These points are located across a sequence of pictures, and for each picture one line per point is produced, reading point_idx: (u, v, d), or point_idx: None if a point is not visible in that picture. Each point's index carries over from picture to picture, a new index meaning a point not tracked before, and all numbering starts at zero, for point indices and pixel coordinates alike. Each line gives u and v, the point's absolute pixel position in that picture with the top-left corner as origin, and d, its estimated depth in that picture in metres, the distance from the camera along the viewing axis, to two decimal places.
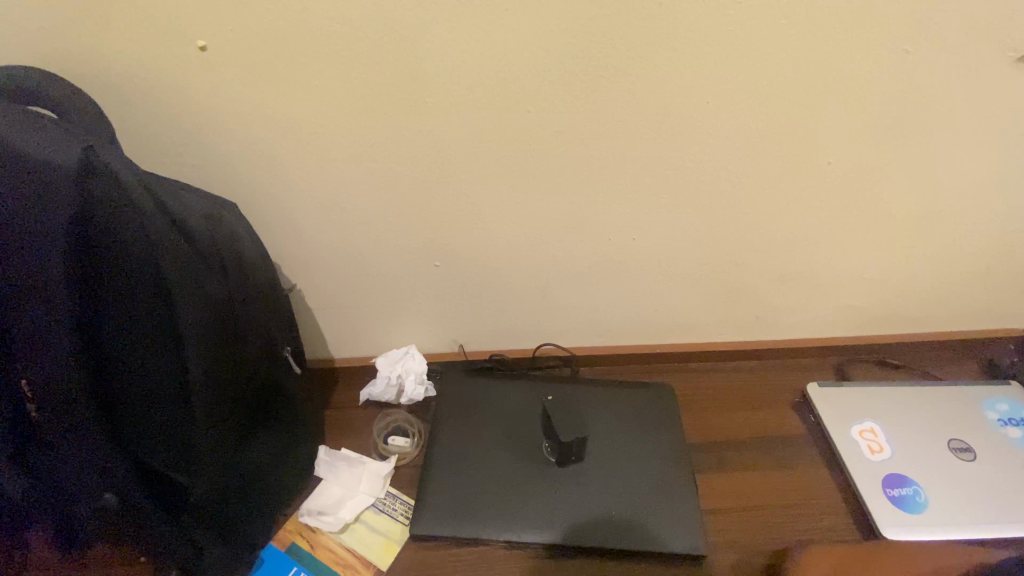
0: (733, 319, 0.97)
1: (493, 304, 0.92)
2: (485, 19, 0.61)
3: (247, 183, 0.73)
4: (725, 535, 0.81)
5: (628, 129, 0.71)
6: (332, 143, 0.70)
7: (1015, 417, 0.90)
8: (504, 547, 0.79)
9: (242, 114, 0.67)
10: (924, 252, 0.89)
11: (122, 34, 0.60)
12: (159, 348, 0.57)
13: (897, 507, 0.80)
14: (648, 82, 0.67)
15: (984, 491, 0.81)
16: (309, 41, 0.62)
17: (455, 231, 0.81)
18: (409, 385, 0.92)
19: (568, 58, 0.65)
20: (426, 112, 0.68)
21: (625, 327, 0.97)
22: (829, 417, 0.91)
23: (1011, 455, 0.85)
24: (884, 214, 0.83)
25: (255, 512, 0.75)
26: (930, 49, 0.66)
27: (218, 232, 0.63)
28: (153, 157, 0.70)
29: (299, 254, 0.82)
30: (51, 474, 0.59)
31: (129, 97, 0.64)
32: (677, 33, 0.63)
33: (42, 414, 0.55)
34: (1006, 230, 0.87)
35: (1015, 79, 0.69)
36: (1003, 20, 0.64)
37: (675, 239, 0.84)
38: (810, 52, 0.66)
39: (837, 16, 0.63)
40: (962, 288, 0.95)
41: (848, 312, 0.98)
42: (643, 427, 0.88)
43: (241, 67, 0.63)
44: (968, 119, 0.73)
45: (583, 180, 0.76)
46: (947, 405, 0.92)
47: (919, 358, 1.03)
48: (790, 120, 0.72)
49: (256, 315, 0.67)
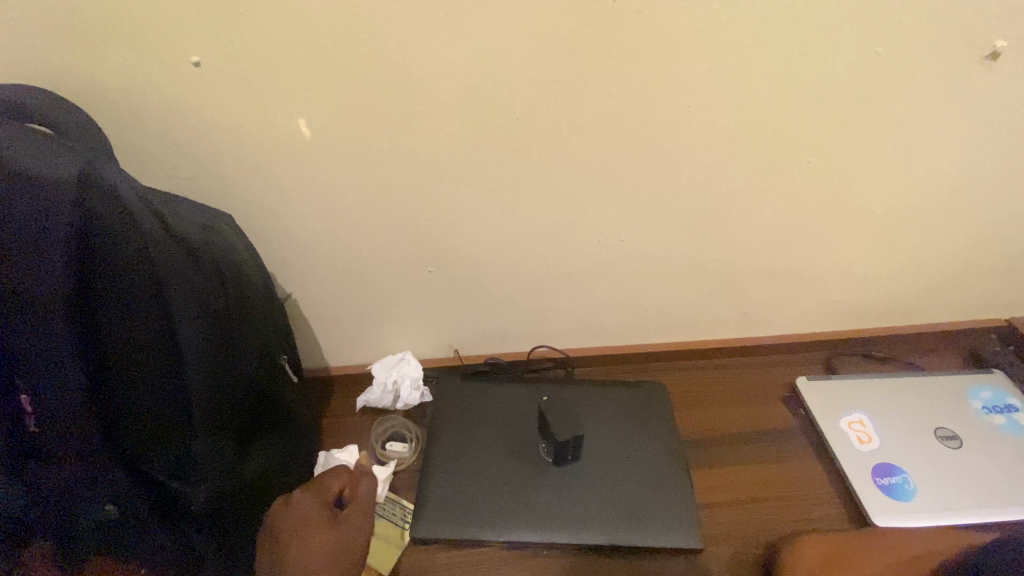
0: (722, 317, 0.99)
1: (486, 308, 0.93)
2: (470, 29, 0.63)
3: (241, 194, 0.74)
4: (720, 526, 0.82)
5: (614, 134, 0.73)
6: (325, 152, 0.71)
7: (1000, 404, 0.92)
8: (505, 549, 0.80)
9: (234, 127, 0.68)
10: (907, 246, 0.91)
11: (117, 52, 0.60)
12: (159, 357, 0.57)
13: (887, 495, 0.82)
14: (632, 87, 0.69)
15: (971, 478, 0.83)
16: (299, 53, 0.63)
17: (448, 236, 0.82)
18: (405, 390, 0.92)
19: (552, 65, 0.66)
20: (417, 119, 0.69)
21: (616, 328, 0.99)
22: (819, 408, 0.93)
23: (995, 441, 0.87)
24: (864, 209, 0.85)
25: (258, 519, 0.75)
26: (900, 53, 0.69)
27: (216, 243, 0.65)
28: (148, 171, 0.70)
29: (295, 263, 0.83)
30: (51, 489, 0.58)
31: (125, 113, 0.65)
32: (660, 41, 0.65)
33: (42, 426, 0.55)
34: (983, 221, 0.89)
35: (983, 76, 0.72)
36: (970, 22, 0.67)
37: (662, 239, 0.86)
38: (786, 55, 0.68)
39: (810, 21, 0.65)
40: (943, 280, 0.97)
41: (833, 307, 1.00)
42: (639, 426, 0.90)
43: (233, 81, 0.64)
44: (942, 116, 0.75)
45: (571, 184, 0.78)
46: (933, 394, 0.94)
47: (906, 350, 1.05)
48: (771, 120, 0.74)
49: (252, 322, 0.69)
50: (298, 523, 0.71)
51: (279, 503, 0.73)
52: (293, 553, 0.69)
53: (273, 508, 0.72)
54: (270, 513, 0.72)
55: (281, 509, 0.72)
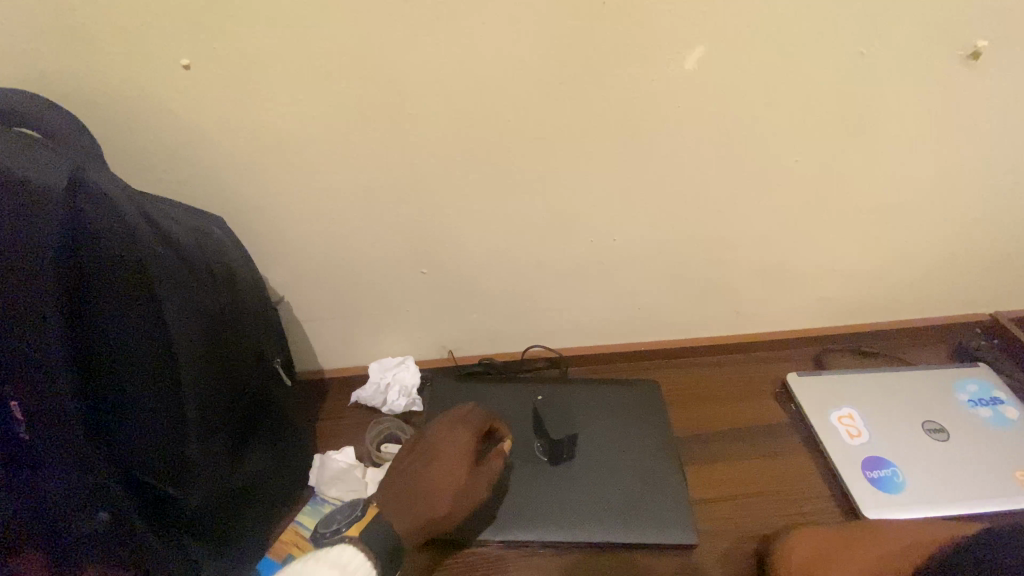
0: (713, 315, 1.00)
1: (479, 309, 0.93)
2: (462, 31, 0.63)
3: (233, 198, 0.74)
4: (716, 523, 0.83)
5: (605, 135, 0.73)
6: (316, 155, 0.71)
7: (985, 396, 0.94)
8: (499, 547, 0.79)
9: (225, 130, 0.67)
10: (893, 243, 0.93)
11: (105, 55, 0.60)
12: (151, 361, 0.56)
13: (877, 488, 0.83)
14: (622, 89, 0.69)
15: (959, 470, 0.85)
16: (290, 56, 0.63)
17: (439, 237, 0.82)
18: (392, 395, 0.94)
19: (543, 67, 0.67)
20: (408, 122, 0.69)
21: (609, 327, 0.99)
22: (810, 404, 0.94)
23: (981, 433, 0.89)
24: (851, 207, 0.86)
25: (252, 523, 0.74)
26: (884, 53, 0.70)
27: (206, 246, 0.64)
28: (138, 175, 0.70)
29: (287, 265, 0.83)
30: (40, 496, 0.58)
31: (114, 117, 0.65)
32: (650, 43, 0.66)
33: (31, 433, 0.54)
34: (967, 218, 0.90)
35: (966, 76, 0.73)
36: (951, 23, 0.69)
37: (653, 238, 0.86)
38: (773, 56, 0.69)
39: (796, 22, 0.67)
40: (929, 275, 0.99)
41: (821, 304, 1.01)
42: (633, 425, 0.91)
43: (223, 84, 0.64)
44: (926, 114, 0.77)
45: (563, 185, 0.78)
46: (920, 389, 0.95)
47: (893, 344, 1.07)
48: (760, 121, 0.75)
49: (244, 324, 0.68)
50: (447, 448, 0.77)
51: (447, 420, 0.80)
52: (414, 459, 0.77)
53: (443, 422, 0.80)
54: (439, 424, 0.80)
55: (445, 423, 0.79)
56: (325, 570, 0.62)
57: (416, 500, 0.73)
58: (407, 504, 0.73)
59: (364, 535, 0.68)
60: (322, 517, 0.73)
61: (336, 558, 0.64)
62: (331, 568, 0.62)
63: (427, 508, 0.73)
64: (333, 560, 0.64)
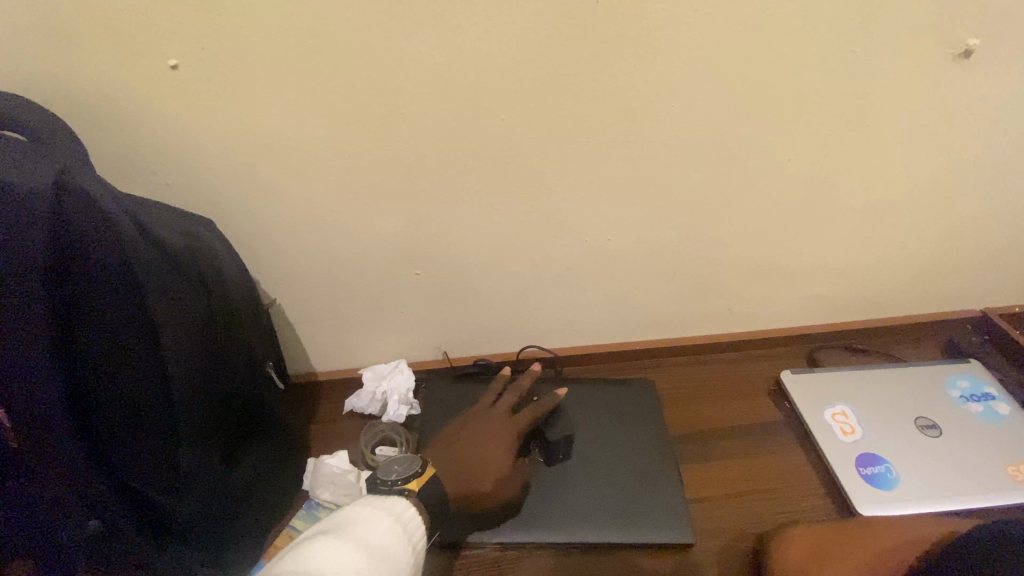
0: (707, 313, 1.00)
1: (474, 310, 0.93)
2: (455, 31, 0.63)
3: (223, 199, 0.73)
4: (711, 521, 0.83)
5: (598, 134, 0.73)
6: (308, 155, 0.70)
7: (977, 392, 0.94)
8: (496, 550, 0.79)
9: (215, 131, 0.67)
10: (885, 240, 0.93)
11: (92, 54, 0.59)
12: (141, 367, 0.56)
13: (870, 484, 0.84)
14: (616, 88, 0.69)
15: (951, 466, 0.85)
16: (281, 55, 0.62)
17: (433, 238, 0.81)
18: (392, 404, 0.92)
19: (536, 66, 0.66)
20: (401, 122, 0.69)
21: (604, 326, 0.99)
22: (804, 401, 0.95)
23: (973, 429, 0.89)
24: (843, 205, 0.87)
25: (246, 530, 0.73)
26: (876, 51, 0.71)
27: (198, 251, 0.64)
28: (126, 177, 0.69)
29: (278, 266, 0.82)
30: (30, 502, 0.57)
31: (101, 117, 0.64)
32: (643, 41, 0.66)
33: (21, 438, 0.54)
34: (958, 215, 0.91)
35: (957, 74, 0.74)
36: (942, 22, 0.69)
37: (646, 237, 0.86)
38: (767, 54, 0.69)
39: (789, 21, 0.67)
40: (921, 273, 0.99)
41: (815, 301, 1.02)
42: (629, 426, 0.91)
43: (213, 84, 0.63)
44: (917, 113, 0.77)
45: (557, 184, 0.78)
46: (913, 385, 0.96)
47: (886, 341, 1.07)
48: (753, 119, 0.75)
49: (238, 330, 0.67)
50: (500, 432, 0.78)
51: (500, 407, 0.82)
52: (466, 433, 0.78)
53: (497, 408, 0.82)
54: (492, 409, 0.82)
55: (498, 409, 0.81)
56: (381, 516, 0.59)
57: (465, 470, 0.73)
58: (455, 471, 0.72)
59: (421, 491, 0.66)
60: (378, 464, 0.69)
61: (392, 507, 0.61)
62: (387, 515, 0.59)
63: (473, 482, 0.73)
64: (389, 509, 0.61)
